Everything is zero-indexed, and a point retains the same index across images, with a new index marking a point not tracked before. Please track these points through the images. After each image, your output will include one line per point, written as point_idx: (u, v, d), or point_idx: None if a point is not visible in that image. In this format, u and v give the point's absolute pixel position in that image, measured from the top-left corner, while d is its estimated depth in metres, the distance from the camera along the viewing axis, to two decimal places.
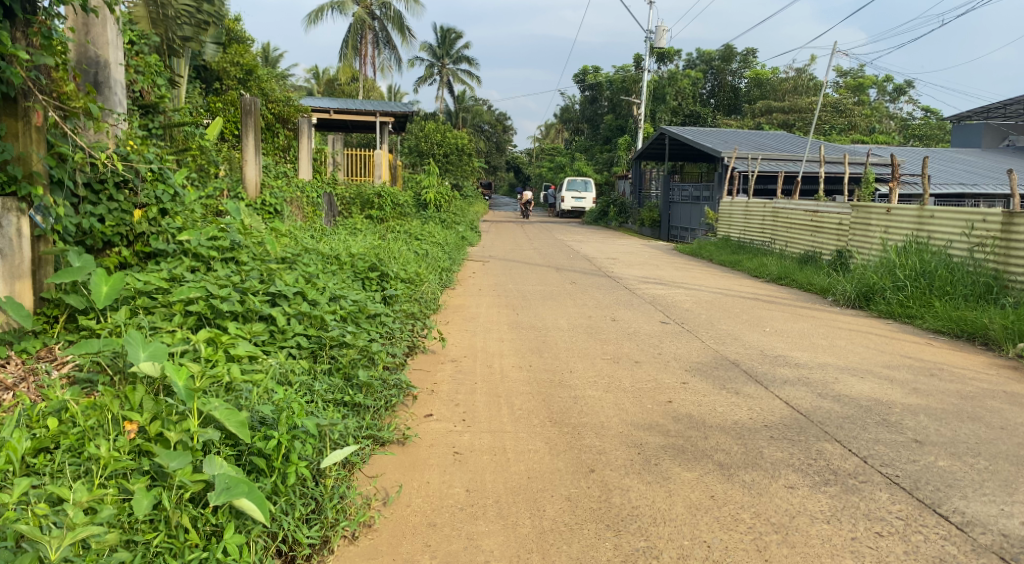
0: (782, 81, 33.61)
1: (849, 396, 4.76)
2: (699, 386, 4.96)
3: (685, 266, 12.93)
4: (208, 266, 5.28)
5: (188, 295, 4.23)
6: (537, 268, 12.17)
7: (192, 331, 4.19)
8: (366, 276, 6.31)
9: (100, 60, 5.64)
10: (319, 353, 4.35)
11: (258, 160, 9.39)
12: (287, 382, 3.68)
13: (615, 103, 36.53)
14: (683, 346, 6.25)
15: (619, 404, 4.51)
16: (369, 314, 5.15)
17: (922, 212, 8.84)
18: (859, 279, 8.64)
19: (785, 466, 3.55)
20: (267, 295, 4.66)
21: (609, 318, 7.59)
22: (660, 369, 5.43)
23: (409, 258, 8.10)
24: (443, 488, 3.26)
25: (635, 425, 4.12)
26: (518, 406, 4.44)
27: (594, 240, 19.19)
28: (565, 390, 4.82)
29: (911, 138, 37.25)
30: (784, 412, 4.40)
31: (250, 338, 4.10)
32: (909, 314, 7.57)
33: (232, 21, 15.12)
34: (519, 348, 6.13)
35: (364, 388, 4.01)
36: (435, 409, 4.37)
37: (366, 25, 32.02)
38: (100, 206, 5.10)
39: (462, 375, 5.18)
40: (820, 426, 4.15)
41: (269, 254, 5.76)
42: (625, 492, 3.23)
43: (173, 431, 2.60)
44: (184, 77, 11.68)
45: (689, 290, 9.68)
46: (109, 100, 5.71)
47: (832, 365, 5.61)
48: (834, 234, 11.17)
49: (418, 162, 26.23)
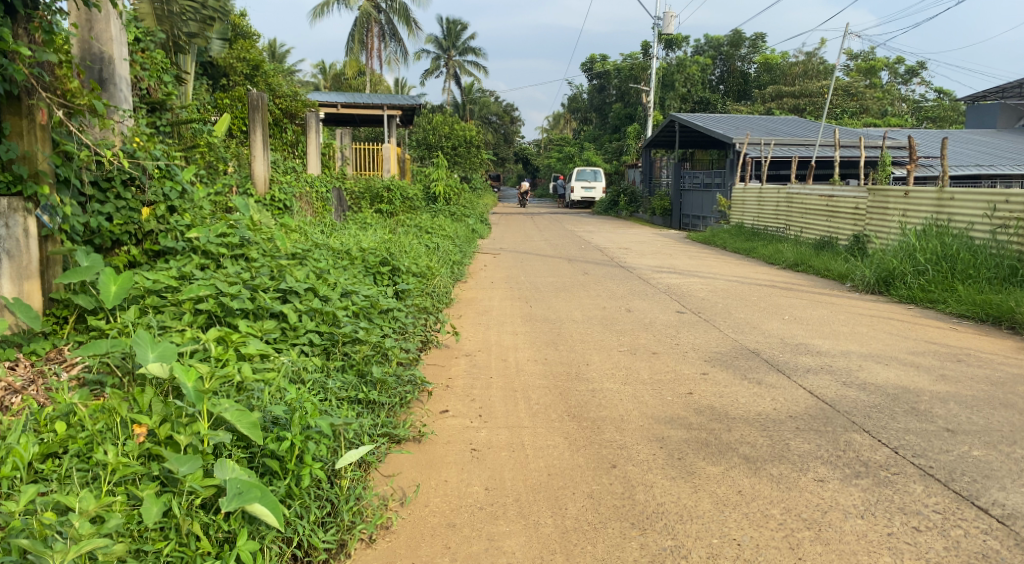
0: (792, 65, 33.24)
1: (874, 384, 4.64)
2: (720, 377, 4.85)
3: (699, 255, 12.79)
4: (217, 263, 5.23)
5: (197, 293, 4.16)
6: (549, 259, 12.07)
7: (202, 330, 4.12)
8: (377, 271, 6.22)
9: (104, 56, 5.55)
10: (332, 350, 4.26)
11: (266, 155, 9.26)
12: (299, 381, 3.63)
13: (623, 92, 36.26)
14: (701, 336, 6.13)
15: (638, 396, 4.41)
16: (382, 309, 5.07)
17: (941, 195, 8.67)
18: (879, 264, 8.47)
19: (813, 459, 3.44)
20: (278, 292, 4.58)
21: (624, 308, 7.49)
22: (679, 360, 5.32)
23: (420, 252, 7.99)
24: (462, 487, 3.17)
25: (656, 418, 4.02)
26: (536, 400, 4.34)
27: (605, 230, 19.05)
28: (582, 383, 4.72)
29: (923, 120, 36.80)
30: (809, 402, 4.29)
31: (261, 337, 4.02)
32: (931, 299, 7.40)
33: (237, 16, 15.04)
34: (534, 340, 6.03)
35: (380, 385, 3.93)
36: (450, 405, 4.28)
37: (372, 18, 31.88)
38: (107, 205, 5.09)
39: (477, 370, 5.09)
40: (847, 416, 4.04)
41: (280, 250, 5.68)
42: (650, 489, 3.13)
43: (183, 434, 2.52)
44: (189, 74, 11.62)
45: (704, 279, 9.55)
46: (115, 96, 5.63)
47: (856, 352, 5.48)
48: (850, 219, 11.01)
49: (427, 155, 26.12)
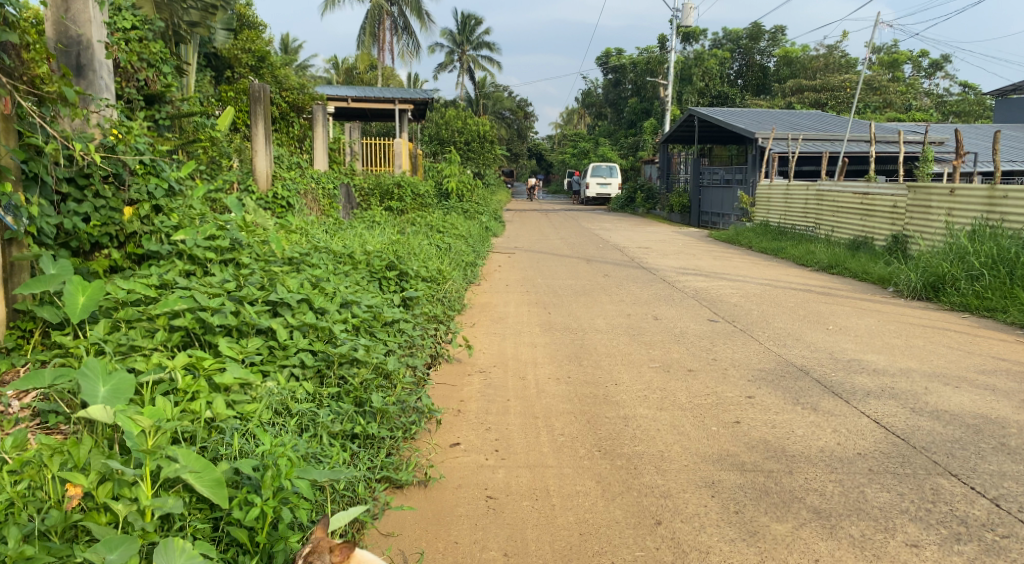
0: (813, 58, 32.45)
1: (949, 412, 4.04)
2: (769, 401, 4.27)
3: (724, 255, 12.18)
4: (204, 268, 4.71)
5: (174, 307, 3.62)
6: (566, 259, 11.52)
7: (178, 351, 3.59)
8: (383, 276, 5.69)
9: (81, 39, 5.02)
10: (326, 372, 3.68)
11: (269, 151, 8.77)
12: (285, 413, 3.15)
13: (639, 86, 35.57)
14: (740, 350, 5.54)
15: (678, 427, 3.83)
16: (386, 321, 4.54)
17: (992, 193, 8.04)
18: (925, 267, 7.84)
19: (899, 514, 2.85)
20: (267, 303, 4.03)
21: (650, 316, 6.90)
22: (719, 379, 4.73)
23: (431, 253, 7.43)
24: (475, 552, 2.61)
25: (703, 455, 3.44)
26: (560, 431, 3.78)
27: (623, 228, 18.45)
28: (612, 408, 4.16)
29: (948, 115, 35.85)
30: (878, 435, 3.70)
31: (243, 359, 3.48)
32: (989, 307, 6.78)
33: (242, 6, 14.57)
34: (555, 354, 5.47)
35: (378, 415, 3.39)
36: (462, 436, 3.72)
37: (384, 11, 31.34)
38: (85, 204, 4.59)
39: (493, 391, 4.53)
40: (926, 454, 3.45)
41: (275, 254, 5.15)
42: (705, 557, 2.57)
43: (122, 503, 1.97)
44: (192, 65, 11.15)
45: (733, 283, 8.94)
46: (93, 85, 5.14)
47: (918, 371, 4.88)
48: (887, 218, 10.37)
49: (439, 151, 25.63)
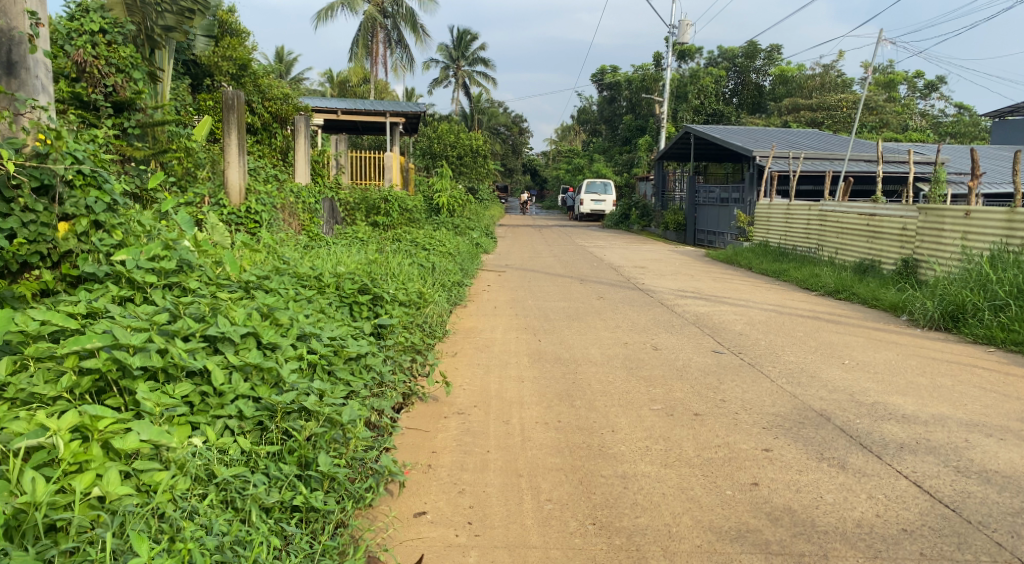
0: (809, 78, 32.22)
1: (1000, 473, 3.46)
2: (788, 456, 3.69)
3: (724, 276, 11.63)
4: (144, 295, 4.05)
5: (86, 344, 2.98)
6: (560, 279, 10.94)
7: (89, 399, 2.95)
8: (354, 301, 5.09)
9: (13, 34, 4.43)
10: (268, 423, 3.07)
11: (241, 162, 8.18)
12: (207, 480, 2.53)
13: (634, 103, 35.21)
14: (750, 389, 4.96)
15: (686, 491, 3.24)
16: (350, 356, 3.93)
17: (1012, 216, 7.52)
18: (942, 295, 7.31)
19: None
20: (205, 339, 3.41)
21: (649, 346, 6.33)
22: (729, 426, 4.15)
23: (411, 274, 6.82)
24: None
25: (718, 532, 2.86)
26: (547, 496, 3.18)
27: (618, 246, 17.88)
28: (608, 463, 3.56)
29: (945, 136, 35.58)
30: (923, 504, 3.12)
31: (165, 410, 2.85)
32: (1016, 340, 6.24)
33: (225, 14, 14.02)
34: (544, 391, 4.87)
35: (326, 482, 2.80)
36: (430, 503, 3.12)
37: (378, 23, 30.83)
38: (10, 218, 3.98)
39: (472, 439, 3.93)
40: (984, 532, 2.88)
41: (228, 278, 4.53)
42: None
43: None
44: (167, 71, 10.59)
45: (736, 307, 8.38)
46: (27, 85, 4.51)
47: (952, 418, 4.32)
48: (896, 240, 9.85)
49: (432, 165, 25.06)
